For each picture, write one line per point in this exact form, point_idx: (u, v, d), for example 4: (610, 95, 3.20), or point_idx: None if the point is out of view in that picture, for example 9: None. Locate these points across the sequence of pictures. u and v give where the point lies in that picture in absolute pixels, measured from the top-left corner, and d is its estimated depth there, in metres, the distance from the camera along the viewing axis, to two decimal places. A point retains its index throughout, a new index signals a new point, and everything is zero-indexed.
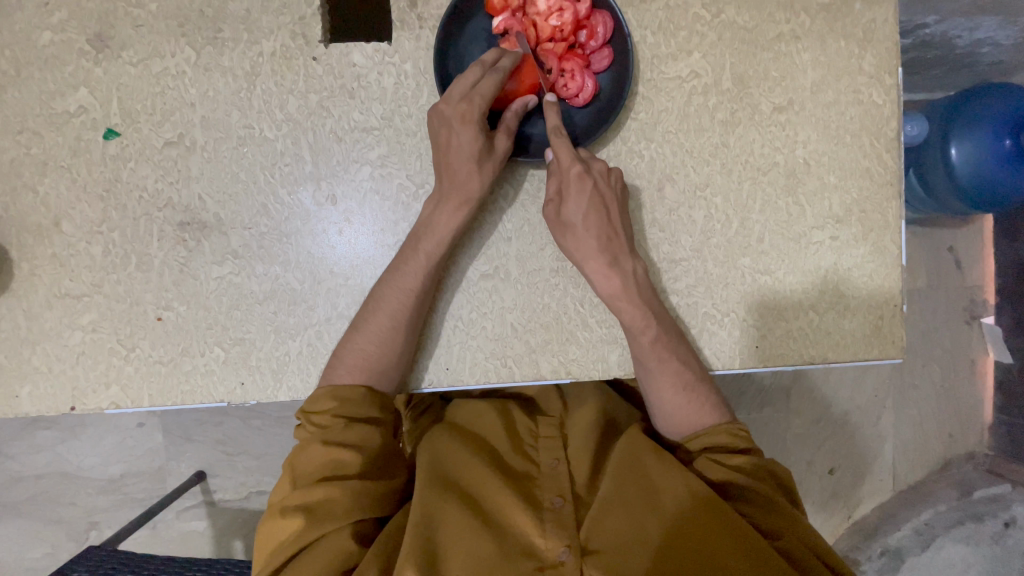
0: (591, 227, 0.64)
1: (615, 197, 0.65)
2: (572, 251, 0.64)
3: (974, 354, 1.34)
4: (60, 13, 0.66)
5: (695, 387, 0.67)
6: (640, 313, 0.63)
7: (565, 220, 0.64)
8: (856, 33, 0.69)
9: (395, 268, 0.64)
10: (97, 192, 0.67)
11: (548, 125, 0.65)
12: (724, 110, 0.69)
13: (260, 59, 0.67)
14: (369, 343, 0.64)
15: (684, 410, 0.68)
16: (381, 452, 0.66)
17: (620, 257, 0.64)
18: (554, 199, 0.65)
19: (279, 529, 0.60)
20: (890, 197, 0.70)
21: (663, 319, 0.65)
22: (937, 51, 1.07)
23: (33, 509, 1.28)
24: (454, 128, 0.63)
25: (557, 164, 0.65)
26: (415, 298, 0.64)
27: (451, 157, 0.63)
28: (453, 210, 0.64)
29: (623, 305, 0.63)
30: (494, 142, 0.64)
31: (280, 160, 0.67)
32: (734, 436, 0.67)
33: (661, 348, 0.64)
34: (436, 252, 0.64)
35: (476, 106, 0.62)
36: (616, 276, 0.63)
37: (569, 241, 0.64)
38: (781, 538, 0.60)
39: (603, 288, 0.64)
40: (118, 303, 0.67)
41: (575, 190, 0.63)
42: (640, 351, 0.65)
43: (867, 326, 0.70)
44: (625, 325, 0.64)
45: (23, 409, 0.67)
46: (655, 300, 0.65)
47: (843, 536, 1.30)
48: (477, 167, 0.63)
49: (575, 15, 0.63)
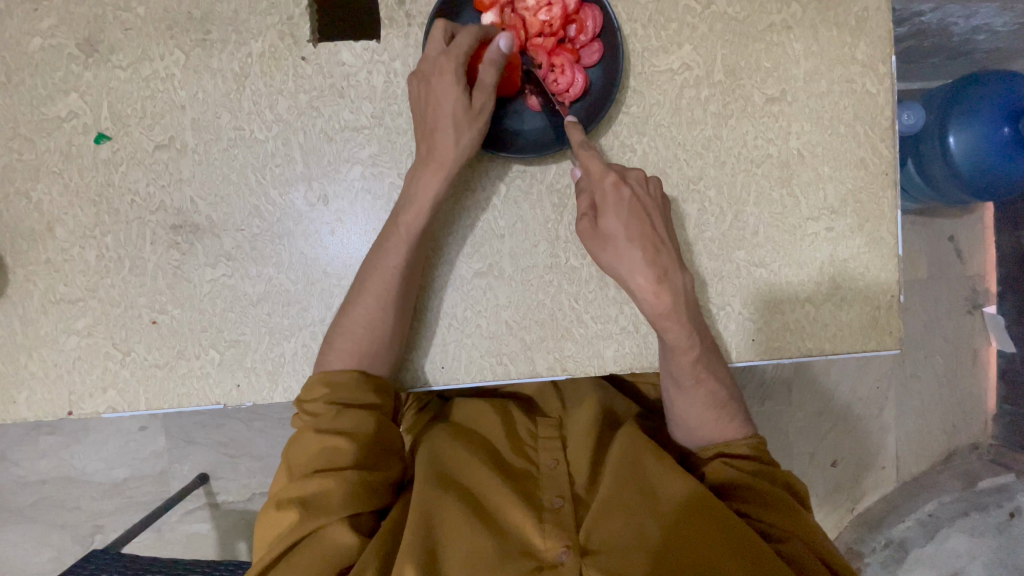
0: (634, 236, 0.61)
1: (655, 205, 0.63)
2: (615, 266, 0.62)
3: (976, 344, 1.34)
4: (49, 19, 0.66)
5: (726, 405, 0.68)
6: (686, 334, 0.62)
7: (602, 232, 0.62)
8: (849, 22, 0.69)
9: (381, 248, 0.64)
10: (89, 196, 0.67)
11: (575, 140, 0.64)
12: (716, 102, 0.68)
13: (249, 60, 0.67)
14: (357, 326, 0.64)
15: (710, 422, 0.68)
16: (376, 440, 0.65)
17: (670, 272, 0.61)
18: (588, 213, 0.64)
19: (275, 522, 0.61)
20: (886, 186, 0.69)
21: (705, 337, 0.64)
22: (934, 39, 1.06)
23: (38, 514, 1.28)
24: (432, 84, 0.63)
25: (587, 176, 0.64)
26: (398, 276, 0.64)
27: (432, 116, 0.63)
28: (430, 176, 0.63)
29: (669, 324, 0.61)
30: (473, 98, 0.63)
31: (271, 161, 0.67)
32: (753, 449, 0.67)
33: (700, 368, 0.65)
34: (415, 223, 0.63)
35: (451, 58, 0.62)
36: (666, 293, 0.60)
37: (610, 254, 0.62)
38: (785, 543, 0.59)
39: (650, 305, 0.61)
40: (112, 307, 0.67)
41: (612, 201, 0.62)
42: (680, 370, 0.65)
43: (864, 317, 0.69)
44: (668, 343, 0.63)
45: (21, 414, 0.67)
46: (699, 317, 0.64)
47: (846, 529, 1.30)
48: (454, 125, 0.62)
49: (563, 9, 0.63)
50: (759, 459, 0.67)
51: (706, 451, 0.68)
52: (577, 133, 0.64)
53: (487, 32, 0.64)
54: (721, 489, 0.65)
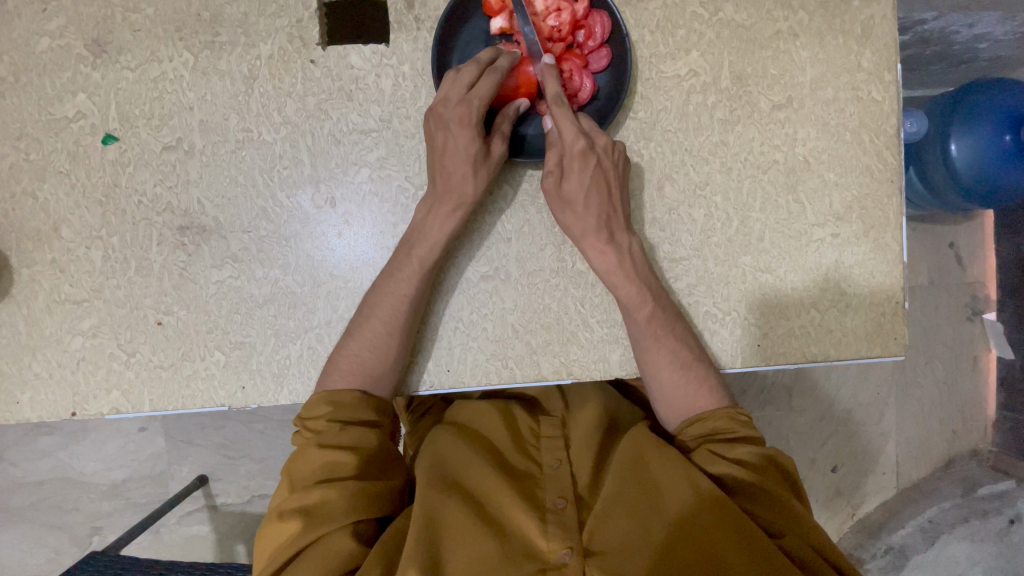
0: (591, 204, 0.64)
1: (616, 174, 0.65)
2: (570, 227, 0.65)
3: (976, 350, 1.34)
4: (58, 19, 0.67)
5: (692, 366, 0.66)
6: (636, 290, 0.63)
7: (565, 195, 0.64)
8: (855, 30, 0.69)
9: (388, 276, 0.64)
10: (96, 197, 0.67)
11: (548, 93, 0.62)
12: (723, 108, 0.68)
13: (258, 62, 0.67)
14: (363, 349, 0.64)
15: (678, 387, 0.67)
16: (379, 453, 0.66)
17: (617, 234, 0.64)
18: (554, 172, 0.64)
19: (276, 532, 0.61)
20: (890, 193, 0.70)
21: (660, 298, 0.65)
22: (936, 47, 1.07)
23: (36, 515, 1.28)
24: (452, 130, 0.63)
25: (559, 134, 0.64)
26: (408, 305, 0.64)
27: (447, 158, 0.63)
28: (447, 214, 0.64)
29: (619, 282, 0.64)
30: (491, 146, 0.64)
31: (278, 163, 0.67)
32: (733, 422, 0.66)
33: (657, 326, 0.65)
34: (429, 256, 0.64)
35: (475, 110, 0.62)
36: (612, 253, 0.63)
37: (567, 217, 0.64)
38: (785, 537, 0.59)
39: (598, 263, 0.64)
40: (118, 308, 0.67)
41: (577, 167, 0.63)
42: (636, 328, 0.65)
43: (869, 323, 0.70)
44: (621, 301, 0.64)
45: (24, 415, 0.67)
46: (653, 277, 0.65)
47: (847, 535, 1.29)
48: (472, 171, 0.63)
49: (572, 15, 0.63)
50: (733, 431, 0.66)
51: (692, 429, 0.67)
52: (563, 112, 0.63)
53: (502, 53, 0.64)
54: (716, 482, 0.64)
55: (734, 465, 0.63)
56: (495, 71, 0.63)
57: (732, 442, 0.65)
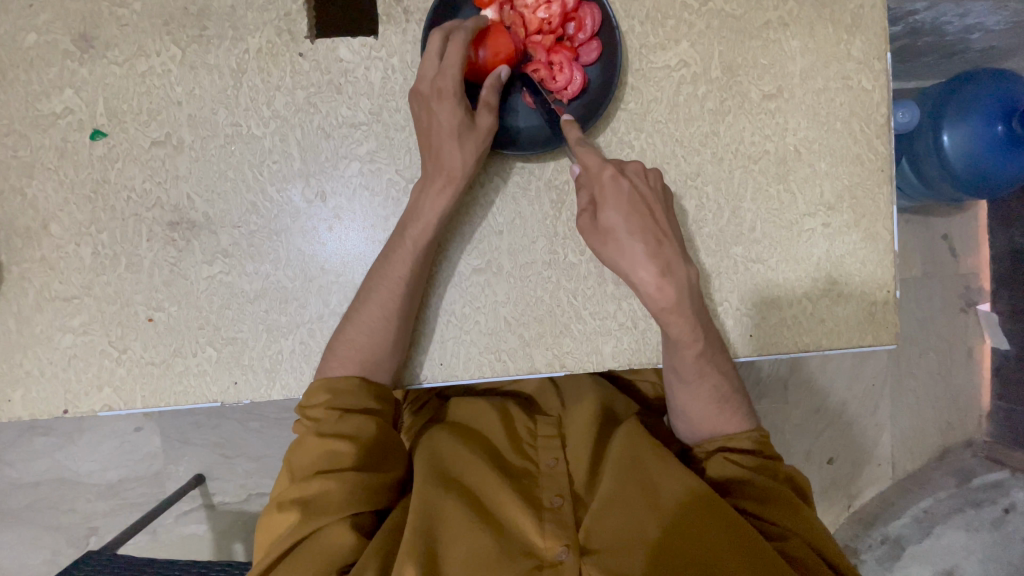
0: (634, 229, 0.62)
1: (656, 199, 0.64)
2: (617, 259, 0.62)
3: (971, 341, 1.34)
4: (44, 15, 0.66)
5: (728, 400, 0.68)
6: (690, 326, 0.62)
7: (603, 226, 0.63)
8: (845, 19, 0.69)
9: (385, 259, 0.64)
10: (84, 193, 0.67)
11: (571, 137, 0.64)
12: (713, 98, 0.68)
13: (247, 56, 0.67)
14: (360, 334, 0.64)
15: (715, 418, 0.68)
16: (378, 443, 0.65)
17: (672, 264, 0.62)
18: (588, 208, 0.64)
19: (275, 524, 0.61)
20: (881, 182, 0.70)
21: (709, 332, 0.65)
22: (927, 38, 1.07)
23: (32, 516, 1.27)
24: (433, 107, 0.63)
25: (586, 172, 0.64)
26: (404, 287, 0.64)
27: (434, 136, 0.64)
28: (440, 192, 0.63)
29: (674, 319, 0.61)
30: (476, 118, 0.64)
31: (268, 158, 0.67)
32: (757, 443, 0.67)
33: (704, 363, 0.65)
34: (423, 237, 0.64)
35: (450, 79, 0.62)
36: (669, 286, 0.60)
37: (611, 248, 0.62)
38: (785, 539, 0.59)
39: (657, 300, 0.61)
40: (108, 305, 0.67)
41: (611, 195, 0.62)
42: (682, 364, 0.65)
43: (861, 313, 0.70)
44: (672, 338, 0.63)
45: (16, 413, 0.67)
46: (703, 310, 0.63)
47: (843, 526, 1.30)
48: (458, 143, 0.63)
49: (563, 7, 0.63)
50: (761, 453, 0.66)
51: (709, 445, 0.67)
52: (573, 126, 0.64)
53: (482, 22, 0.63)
54: (726, 486, 0.65)
55: (745, 470, 0.65)
56: (462, 41, 0.62)
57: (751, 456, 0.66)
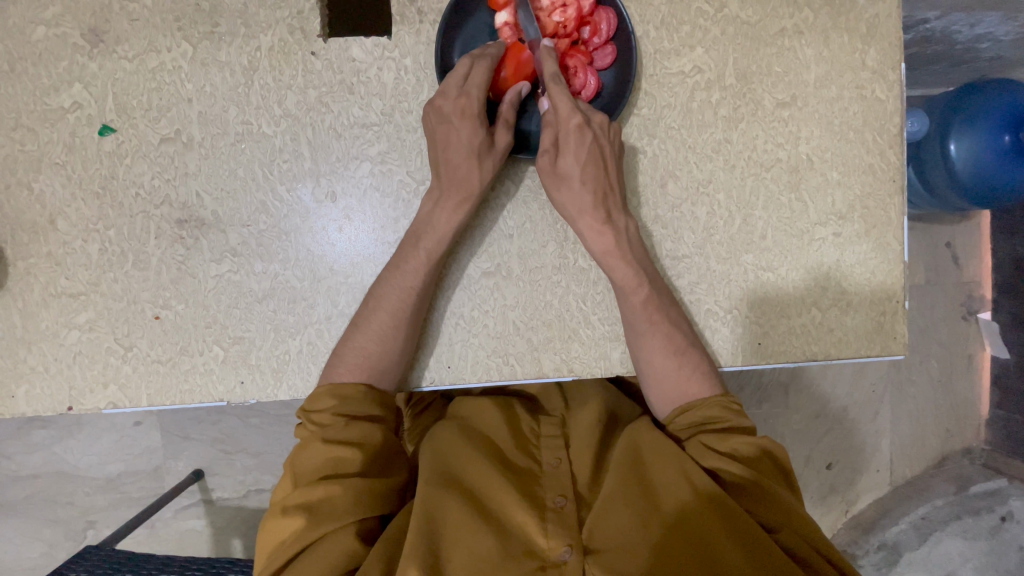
0: (587, 180, 0.63)
1: (613, 152, 0.65)
2: (565, 205, 0.64)
3: (971, 349, 1.35)
4: (54, 8, 0.65)
5: (685, 353, 0.66)
6: (633, 272, 0.63)
7: (560, 171, 0.64)
8: (860, 28, 0.69)
9: (394, 268, 0.64)
10: (93, 189, 0.66)
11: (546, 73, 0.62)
12: (727, 105, 0.68)
13: (258, 54, 0.66)
14: (370, 341, 0.64)
15: (672, 374, 0.66)
16: (383, 447, 0.65)
17: (614, 214, 0.64)
18: (550, 149, 0.64)
19: (279, 528, 0.60)
20: (893, 193, 0.70)
21: (655, 281, 0.65)
22: (937, 47, 1.07)
23: (30, 509, 1.27)
24: (454, 123, 0.63)
25: (555, 112, 0.64)
26: (414, 296, 0.64)
27: (451, 151, 0.63)
28: (454, 206, 0.63)
29: (615, 263, 0.63)
30: (495, 136, 0.64)
31: (278, 157, 0.66)
32: (723, 408, 0.66)
33: (652, 310, 0.64)
34: (436, 249, 0.63)
35: (474, 99, 0.63)
36: (609, 234, 0.63)
37: (564, 195, 0.64)
38: (780, 532, 0.59)
39: (595, 244, 0.64)
40: (115, 302, 0.66)
41: (573, 144, 0.63)
42: (631, 313, 0.65)
43: (869, 322, 0.70)
44: (617, 283, 0.64)
45: (20, 409, 0.66)
46: (647, 260, 0.66)
47: (841, 531, 1.30)
48: (476, 162, 0.63)
49: (578, 11, 0.63)
50: (725, 418, 0.65)
51: (682, 420, 0.67)
52: (549, 63, 0.62)
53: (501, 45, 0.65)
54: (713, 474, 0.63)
55: (729, 459, 0.62)
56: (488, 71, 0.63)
57: (724, 432, 0.65)
